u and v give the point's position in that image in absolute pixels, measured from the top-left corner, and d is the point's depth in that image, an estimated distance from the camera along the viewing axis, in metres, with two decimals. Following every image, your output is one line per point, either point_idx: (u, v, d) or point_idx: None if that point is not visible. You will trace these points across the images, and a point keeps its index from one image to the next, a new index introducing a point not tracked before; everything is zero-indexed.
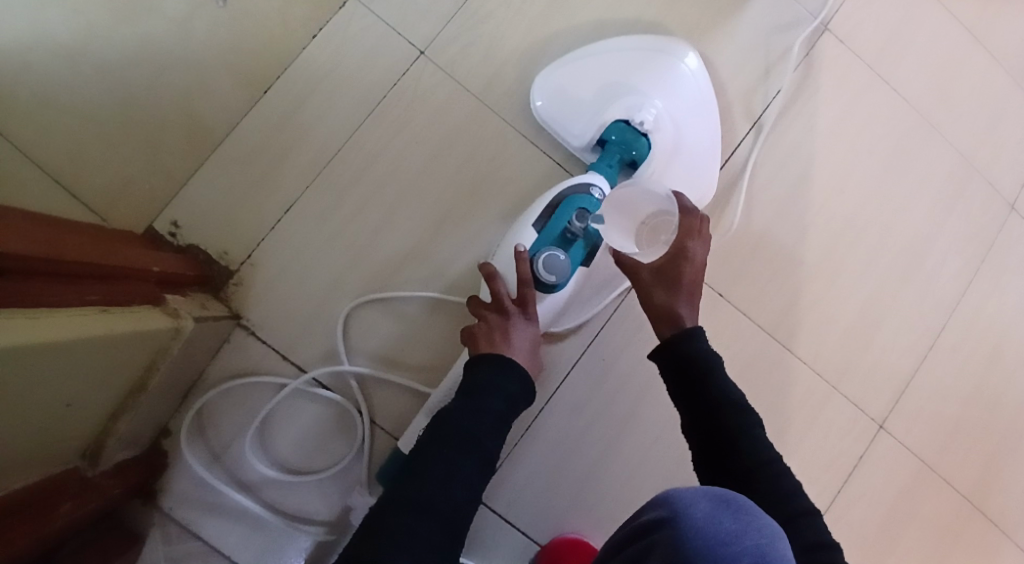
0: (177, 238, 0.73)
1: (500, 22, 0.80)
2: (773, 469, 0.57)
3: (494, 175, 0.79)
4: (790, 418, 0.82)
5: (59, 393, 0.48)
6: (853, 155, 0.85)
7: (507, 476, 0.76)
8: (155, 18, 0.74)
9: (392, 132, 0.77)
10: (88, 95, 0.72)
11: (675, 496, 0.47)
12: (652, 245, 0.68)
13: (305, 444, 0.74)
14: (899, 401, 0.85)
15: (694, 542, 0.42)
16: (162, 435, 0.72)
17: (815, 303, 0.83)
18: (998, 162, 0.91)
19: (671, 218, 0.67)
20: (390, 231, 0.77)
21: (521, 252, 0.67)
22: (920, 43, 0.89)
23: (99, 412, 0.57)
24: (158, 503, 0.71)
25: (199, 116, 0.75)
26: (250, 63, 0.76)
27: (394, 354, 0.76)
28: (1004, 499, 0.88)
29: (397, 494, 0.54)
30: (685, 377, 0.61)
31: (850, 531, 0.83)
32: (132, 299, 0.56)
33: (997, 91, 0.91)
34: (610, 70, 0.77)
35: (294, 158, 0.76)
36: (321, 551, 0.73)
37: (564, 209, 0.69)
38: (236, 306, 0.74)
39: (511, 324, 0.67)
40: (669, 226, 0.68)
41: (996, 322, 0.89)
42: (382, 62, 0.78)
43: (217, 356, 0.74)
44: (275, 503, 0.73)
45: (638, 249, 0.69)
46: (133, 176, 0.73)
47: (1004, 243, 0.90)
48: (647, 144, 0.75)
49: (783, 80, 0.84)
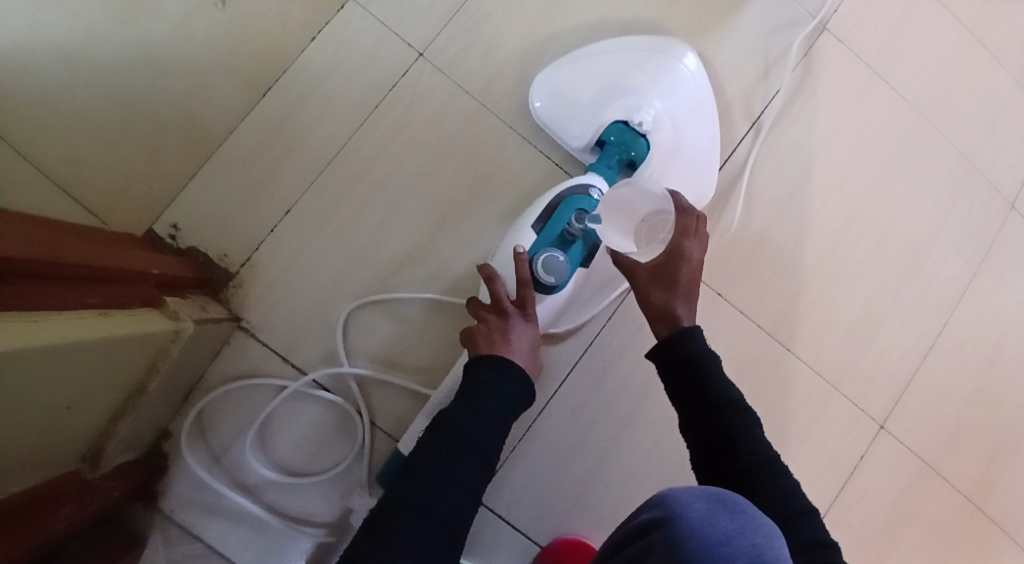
0: (177, 241, 0.74)
1: (499, 23, 0.80)
2: (772, 468, 0.57)
3: (494, 176, 0.79)
4: (790, 418, 0.82)
5: (58, 395, 0.48)
6: (853, 155, 0.85)
7: (507, 477, 0.76)
8: (155, 21, 0.74)
9: (391, 133, 0.77)
10: (88, 97, 0.73)
11: (671, 497, 0.47)
12: (650, 243, 0.68)
13: (306, 445, 0.74)
14: (900, 401, 0.85)
15: (691, 543, 0.42)
16: (163, 437, 0.72)
17: (814, 303, 0.83)
18: (998, 162, 0.91)
19: (669, 217, 0.67)
20: (390, 232, 0.77)
21: (520, 253, 0.67)
22: (919, 42, 0.88)
23: (99, 414, 0.57)
24: (158, 505, 0.72)
25: (198, 119, 0.75)
26: (250, 65, 0.76)
27: (394, 356, 0.76)
28: (1005, 499, 0.88)
29: (396, 495, 0.54)
30: (684, 377, 0.61)
31: (850, 532, 0.83)
32: (132, 302, 0.57)
33: (997, 90, 0.91)
34: (610, 71, 0.77)
35: (293, 160, 0.76)
36: (321, 553, 0.74)
37: (563, 210, 0.69)
38: (236, 308, 0.74)
39: (511, 325, 0.67)
40: (667, 226, 0.67)
41: (996, 321, 0.89)
42: (381, 64, 0.78)
43: (217, 358, 0.74)
44: (275, 504, 0.73)
45: (635, 247, 0.69)
46: (132, 178, 0.73)
47: (1004, 243, 0.90)
48: (646, 145, 0.75)
49: (782, 79, 0.84)
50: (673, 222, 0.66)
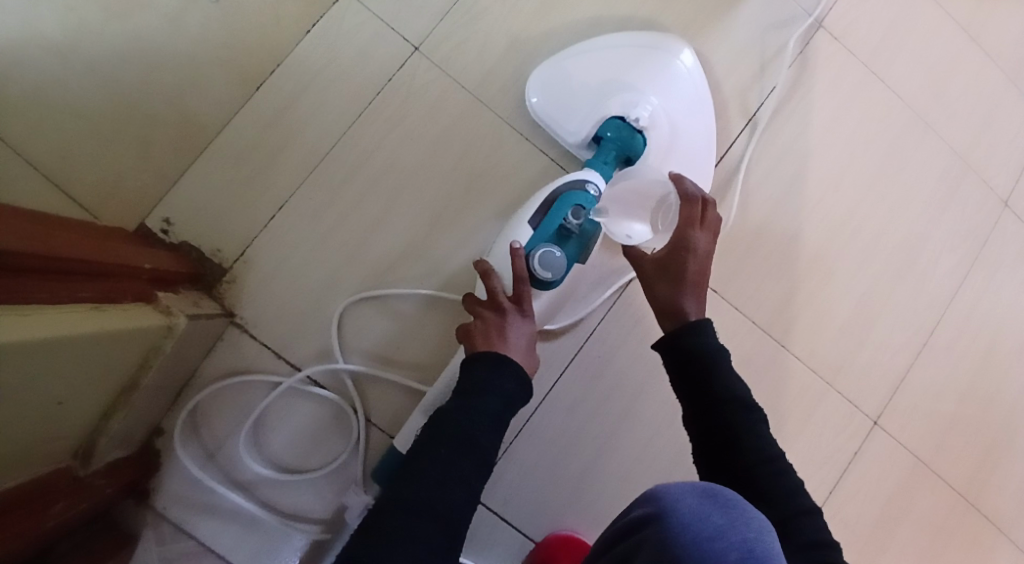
0: (169, 235, 0.73)
1: (494, 18, 0.79)
2: (774, 468, 0.57)
3: (490, 173, 0.78)
4: (786, 414, 0.82)
5: (49, 391, 0.48)
6: (848, 151, 0.86)
7: (503, 475, 0.76)
8: (148, 14, 0.73)
9: (387, 128, 0.77)
10: (78, 91, 0.72)
11: (662, 492, 0.46)
12: (665, 227, 0.68)
13: (300, 442, 0.74)
14: (894, 398, 0.85)
15: (683, 539, 0.42)
16: (156, 434, 0.71)
17: (810, 300, 0.83)
18: (992, 160, 0.91)
19: (671, 199, 0.68)
20: (387, 228, 0.76)
21: (515, 248, 0.66)
22: (915, 40, 0.89)
23: (90, 411, 0.56)
24: (150, 503, 0.71)
25: (192, 112, 0.74)
26: (244, 60, 0.75)
27: (389, 353, 0.76)
28: (998, 496, 0.89)
29: (395, 494, 0.53)
30: (689, 371, 0.60)
31: (845, 528, 0.83)
32: (125, 297, 0.56)
33: (991, 89, 0.91)
34: (606, 67, 0.77)
35: (287, 155, 0.75)
36: (316, 551, 0.73)
37: (560, 205, 0.68)
38: (230, 304, 0.73)
39: (507, 322, 0.66)
40: (672, 208, 0.68)
41: (990, 318, 0.89)
42: (377, 59, 0.77)
43: (211, 355, 0.73)
44: (270, 502, 0.73)
45: (654, 235, 0.70)
46: (124, 172, 0.72)
47: (998, 241, 0.90)
48: (642, 141, 0.75)
49: (779, 77, 0.84)
50: (676, 204, 0.67)
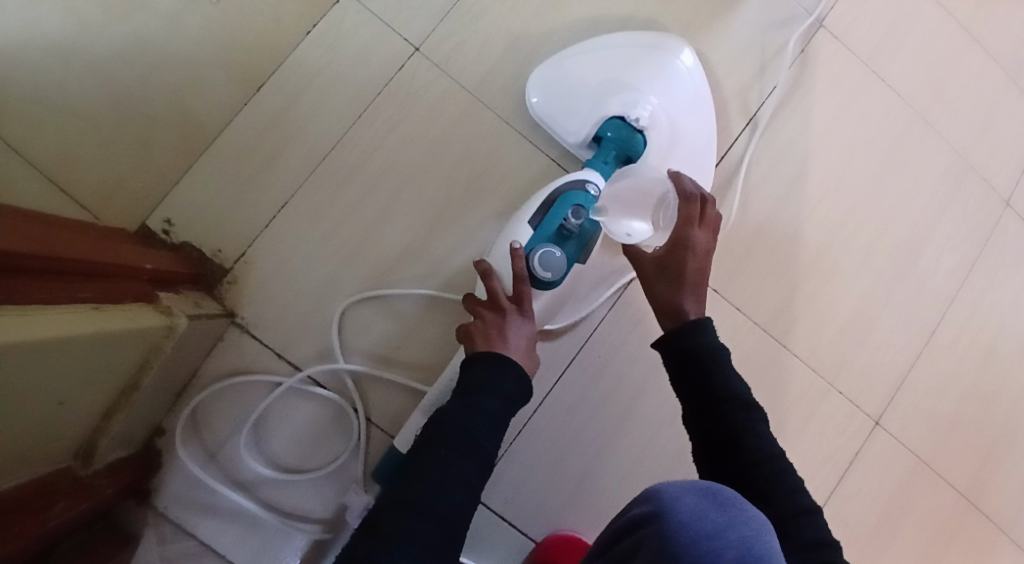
0: (170, 236, 0.73)
1: (494, 18, 0.79)
2: (774, 467, 0.57)
3: (489, 173, 0.78)
4: (786, 414, 0.82)
5: (49, 391, 0.48)
6: (849, 151, 0.85)
7: (503, 475, 0.76)
8: (149, 15, 0.74)
9: (387, 128, 0.77)
10: (79, 92, 0.72)
11: (661, 491, 0.46)
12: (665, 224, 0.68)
13: (301, 442, 0.74)
14: (896, 397, 0.85)
15: (682, 538, 0.42)
16: (156, 435, 0.71)
17: (811, 300, 0.83)
18: (993, 159, 0.91)
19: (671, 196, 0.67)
20: (387, 228, 0.76)
21: (515, 248, 0.66)
22: (916, 39, 0.89)
23: (90, 411, 0.56)
24: (151, 502, 0.71)
25: (192, 113, 0.74)
26: (245, 60, 0.75)
27: (389, 353, 0.76)
28: (1000, 496, 0.88)
29: (395, 494, 0.53)
30: (689, 370, 0.60)
31: (846, 528, 0.83)
32: (126, 297, 0.56)
33: (992, 88, 0.91)
34: (607, 67, 0.77)
35: (288, 155, 0.75)
36: (316, 551, 0.73)
37: (560, 205, 0.68)
38: (231, 304, 0.74)
39: (506, 322, 0.66)
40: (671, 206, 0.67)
41: (992, 318, 0.89)
42: (377, 59, 0.77)
43: (211, 355, 0.73)
44: (271, 502, 0.73)
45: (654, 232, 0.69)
46: (125, 173, 0.72)
47: (999, 240, 0.90)
48: (642, 140, 0.75)
49: (779, 76, 0.84)
50: (676, 202, 0.66)
